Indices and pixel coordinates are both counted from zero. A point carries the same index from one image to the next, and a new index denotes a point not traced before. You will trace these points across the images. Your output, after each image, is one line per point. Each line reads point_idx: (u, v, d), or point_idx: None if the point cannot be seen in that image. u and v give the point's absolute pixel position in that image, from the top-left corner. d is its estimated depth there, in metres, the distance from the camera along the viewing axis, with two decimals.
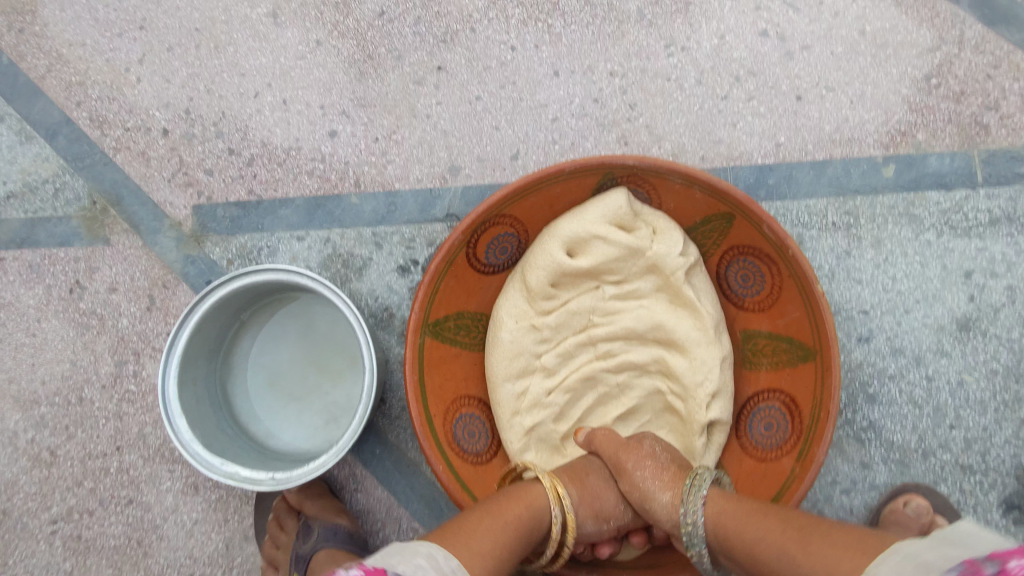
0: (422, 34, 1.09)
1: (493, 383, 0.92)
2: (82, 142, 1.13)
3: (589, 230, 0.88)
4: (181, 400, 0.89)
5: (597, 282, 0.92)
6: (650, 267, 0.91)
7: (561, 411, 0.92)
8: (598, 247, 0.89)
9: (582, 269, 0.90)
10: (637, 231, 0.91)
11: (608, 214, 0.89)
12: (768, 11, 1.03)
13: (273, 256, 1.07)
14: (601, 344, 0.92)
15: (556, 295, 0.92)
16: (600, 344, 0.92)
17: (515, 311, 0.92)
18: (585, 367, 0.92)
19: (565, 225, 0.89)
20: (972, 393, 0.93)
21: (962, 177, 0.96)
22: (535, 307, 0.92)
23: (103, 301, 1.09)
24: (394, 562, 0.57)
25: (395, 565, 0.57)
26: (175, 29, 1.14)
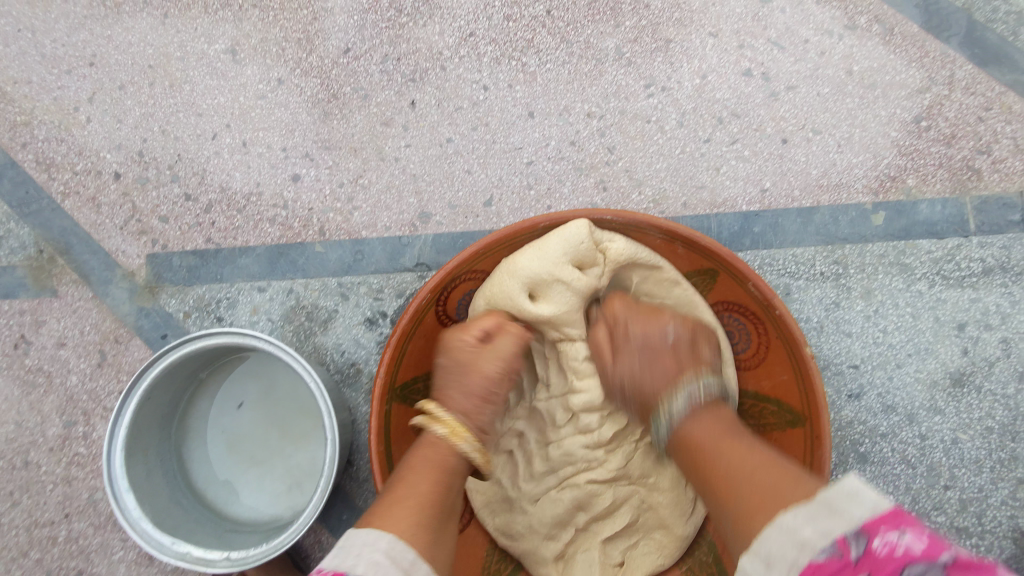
0: (390, 73, 1.04)
1: None
2: (28, 186, 1.06)
3: (551, 270, 0.81)
4: (129, 474, 0.82)
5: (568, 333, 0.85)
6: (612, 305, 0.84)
7: (536, 478, 0.84)
8: (558, 289, 0.82)
9: (542, 317, 0.83)
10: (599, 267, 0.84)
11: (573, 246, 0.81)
12: (752, 49, 0.99)
13: (232, 308, 1.01)
14: (581, 416, 0.83)
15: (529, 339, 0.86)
16: (582, 415, 0.83)
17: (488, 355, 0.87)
18: (566, 440, 0.83)
19: (524, 263, 0.82)
20: (967, 452, 0.89)
21: (953, 225, 0.93)
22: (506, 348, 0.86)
23: (51, 357, 1.02)
24: (342, 560, 0.57)
25: (354, 566, 0.55)
26: (127, 66, 1.08)
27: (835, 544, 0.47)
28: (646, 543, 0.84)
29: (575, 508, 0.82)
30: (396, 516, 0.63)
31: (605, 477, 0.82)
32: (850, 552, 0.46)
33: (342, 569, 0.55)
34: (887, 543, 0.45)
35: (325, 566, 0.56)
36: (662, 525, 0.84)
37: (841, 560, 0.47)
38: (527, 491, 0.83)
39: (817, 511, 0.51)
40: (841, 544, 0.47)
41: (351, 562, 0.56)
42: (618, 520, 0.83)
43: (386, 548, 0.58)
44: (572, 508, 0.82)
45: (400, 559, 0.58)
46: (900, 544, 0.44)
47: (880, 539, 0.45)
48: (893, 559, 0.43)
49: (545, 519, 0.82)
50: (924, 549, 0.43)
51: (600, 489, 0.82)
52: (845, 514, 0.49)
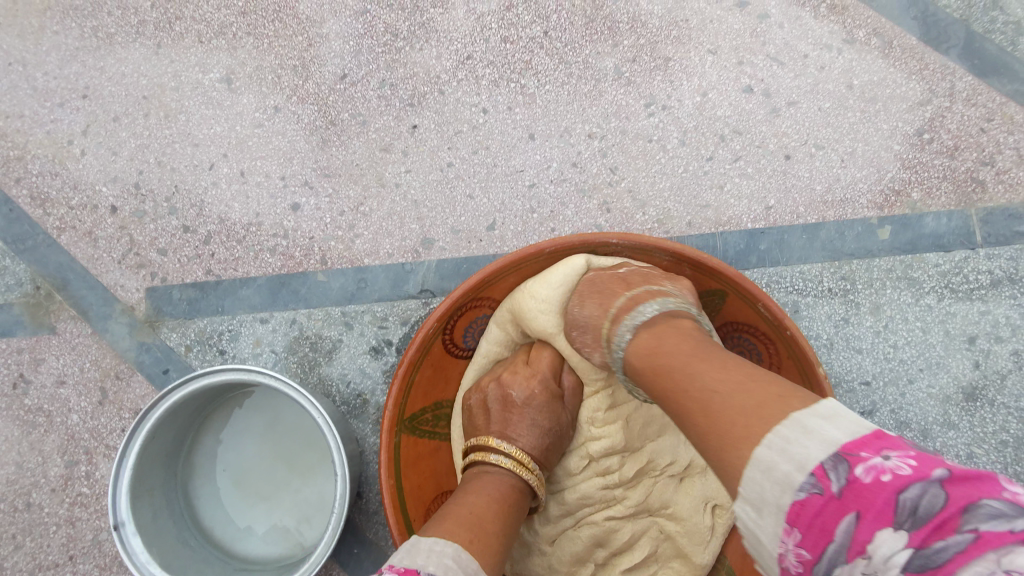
0: (387, 98, 1.03)
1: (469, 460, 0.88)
2: (23, 222, 1.05)
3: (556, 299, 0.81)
4: (135, 517, 0.80)
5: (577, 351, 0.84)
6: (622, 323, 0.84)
7: (552, 520, 0.82)
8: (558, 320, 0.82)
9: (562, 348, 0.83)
10: None
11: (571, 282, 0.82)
12: (751, 66, 0.99)
13: (234, 341, 0.99)
14: (600, 460, 0.81)
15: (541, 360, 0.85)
16: (600, 460, 0.81)
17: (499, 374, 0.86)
18: (582, 484, 0.81)
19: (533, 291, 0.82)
20: (983, 467, 0.88)
21: (959, 238, 0.92)
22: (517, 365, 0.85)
23: (50, 396, 1.01)
24: (418, 560, 0.53)
25: (425, 565, 0.52)
26: (121, 97, 1.06)
27: (815, 477, 0.41)
28: (665, 572, 0.83)
29: (594, 545, 0.81)
30: (459, 526, 0.60)
31: (623, 514, 0.81)
32: (831, 485, 0.40)
33: (414, 567, 0.51)
34: (871, 469, 0.39)
35: (398, 561, 0.52)
36: (681, 554, 0.82)
37: (824, 495, 0.40)
38: (545, 534, 0.82)
39: (782, 436, 0.43)
40: (822, 477, 0.41)
41: (423, 562, 0.52)
42: (638, 554, 0.82)
43: (453, 549, 0.55)
44: (591, 546, 0.81)
45: (467, 567, 0.55)
46: (887, 468, 0.39)
47: (864, 465, 0.40)
48: (886, 491, 0.38)
49: (565, 558, 0.81)
50: (915, 469, 0.38)
51: (618, 524, 0.81)
52: (827, 433, 0.42)
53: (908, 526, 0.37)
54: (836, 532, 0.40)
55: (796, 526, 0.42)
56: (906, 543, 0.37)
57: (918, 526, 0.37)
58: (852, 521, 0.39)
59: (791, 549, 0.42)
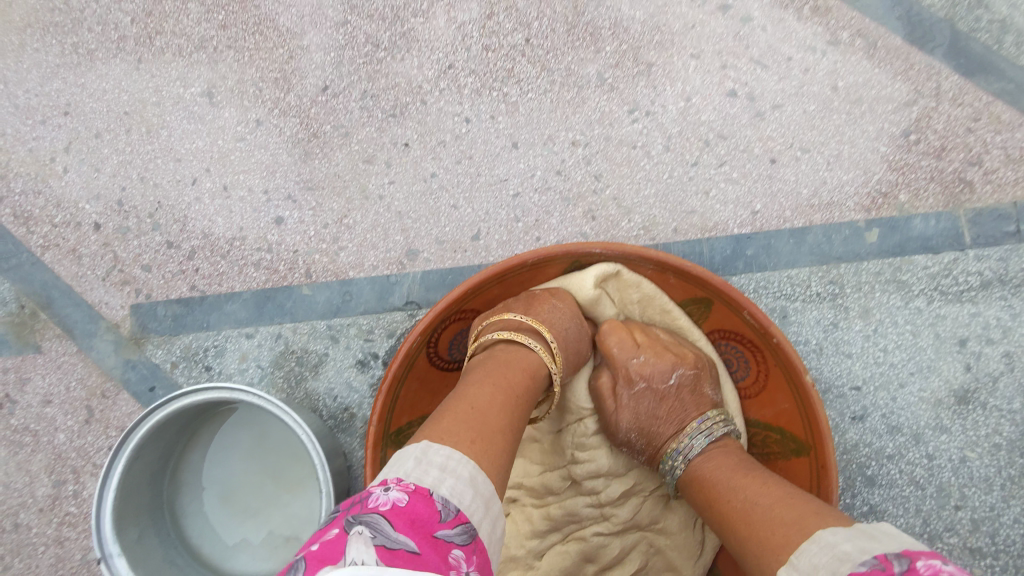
0: (369, 109, 1.02)
1: None
2: (7, 241, 1.04)
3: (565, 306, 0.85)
4: (121, 538, 0.80)
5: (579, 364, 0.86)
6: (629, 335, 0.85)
7: (538, 536, 0.82)
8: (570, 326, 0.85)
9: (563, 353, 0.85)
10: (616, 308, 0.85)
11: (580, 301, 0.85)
12: (735, 69, 0.98)
13: (220, 357, 0.99)
14: (585, 481, 0.81)
15: None
16: (585, 481, 0.81)
17: None
18: (567, 503, 0.81)
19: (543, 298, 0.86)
20: (976, 470, 0.87)
21: (948, 239, 0.91)
22: None
23: (37, 415, 1.00)
24: (430, 476, 0.49)
25: (436, 487, 0.49)
26: (103, 113, 1.06)
27: (878, 560, 0.44)
28: None
29: (581, 561, 0.81)
30: (464, 427, 0.56)
31: (610, 531, 0.80)
32: (893, 567, 0.43)
33: (425, 486, 0.48)
34: (931, 566, 0.42)
35: (407, 475, 0.49)
36: (671, 568, 0.81)
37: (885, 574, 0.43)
38: (532, 549, 0.81)
39: (851, 535, 0.48)
40: (884, 561, 0.44)
41: (435, 478, 0.49)
42: (627, 568, 0.81)
43: (464, 464, 0.52)
44: (579, 560, 0.80)
45: (481, 490, 0.51)
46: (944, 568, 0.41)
47: (925, 562, 0.42)
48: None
49: (553, 574, 0.80)
50: None
51: (606, 540, 0.80)
52: (887, 541, 0.46)
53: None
54: None
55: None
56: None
57: None
58: None
59: None
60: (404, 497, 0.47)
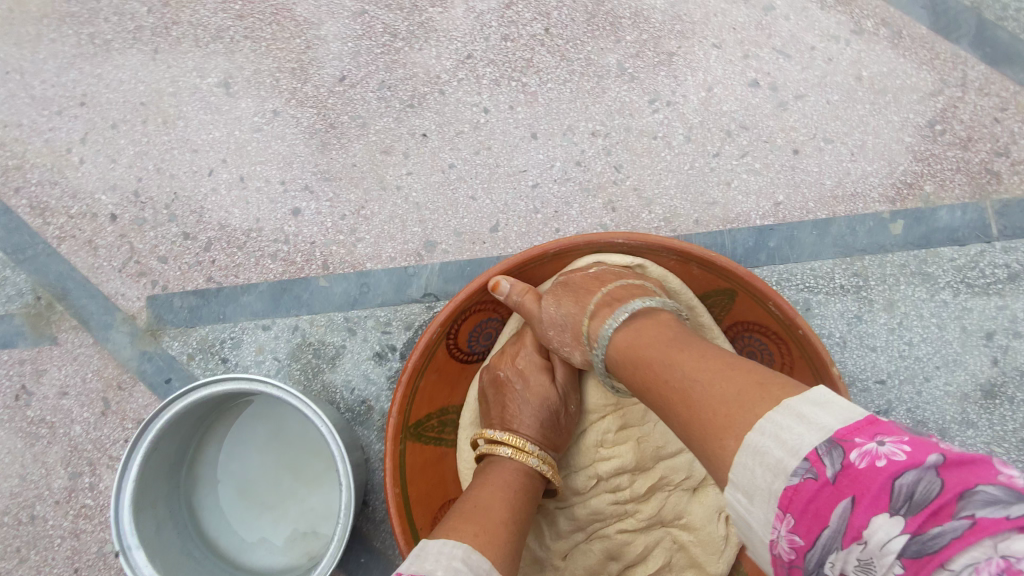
0: (387, 99, 1.01)
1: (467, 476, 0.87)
2: (23, 232, 1.04)
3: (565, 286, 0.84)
4: (139, 530, 0.79)
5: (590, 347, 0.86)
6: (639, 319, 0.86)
7: (563, 535, 0.80)
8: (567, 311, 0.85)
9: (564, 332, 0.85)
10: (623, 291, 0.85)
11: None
12: (757, 59, 0.97)
13: (236, 349, 0.98)
14: (610, 478, 0.80)
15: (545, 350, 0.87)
16: (610, 478, 0.80)
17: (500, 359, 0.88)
18: (592, 501, 0.80)
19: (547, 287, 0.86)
20: (1004, 465, 0.86)
21: (975, 231, 0.90)
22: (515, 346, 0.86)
23: (53, 406, 1.00)
24: (428, 566, 0.54)
25: (431, 572, 0.53)
26: (119, 104, 1.05)
27: (809, 463, 0.41)
28: None
29: (606, 558, 0.80)
30: (467, 524, 0.60)
31: (636, 527, 0.80)
32: (825, 471, 0.40)
33: (421, 574, 0.53)
34: (865, 454, 0.39)
35: (406, 569, 0.53)
36: (695, 564, 0.81)
37: (818, 481, 0.40)
38: (557, 549, 0.80)
39: (778, 421, 0.44)
40: (816, 463, 0.40)
41: (431, 567, 0.53)
42: (652, 564, 0.80)
43: (462, 551, 0.56)
44: (603, 559, 0.80)
45: (476, 566, 0.55)
46: (880, 455, 0.38)
47: (858, 451, 0.39)
48: (883, 476, 0.38)
49: (579, 572, 0.80)
50: (909, 456, 0.38)
51: (631, 537, 0.80)
52: (814, 419, 0.42)
53: (904, 513, 0.36)
54: (829, 519, 0.39)
55: (790, 511, 0.41)
56: (902, 529, 0.36)
57: (914, 511, 0.36)
58: (845, 507, 0.38)
59: (783, 536, 0.42)
60: None
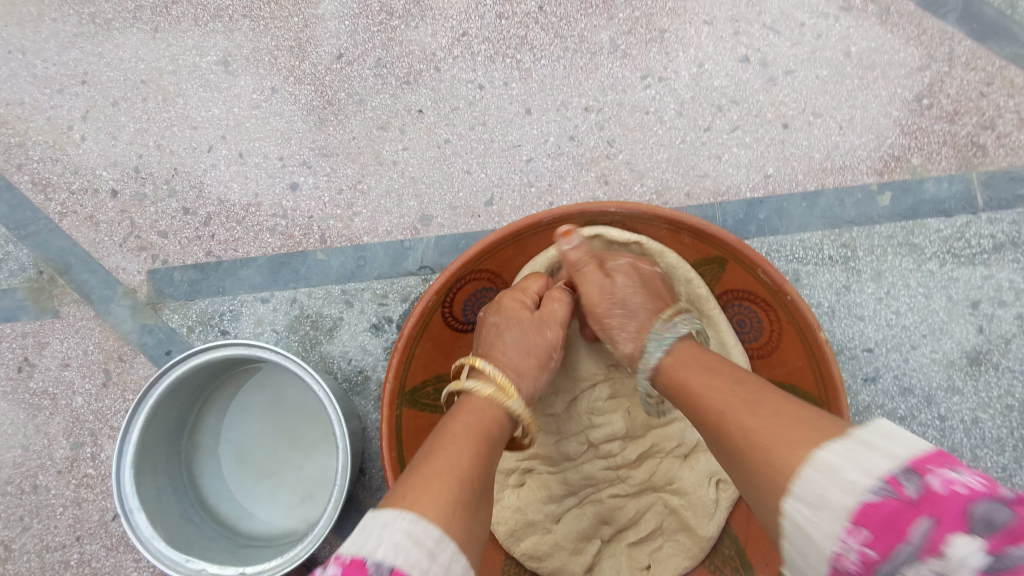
0: (384, 76, 1.03)
1: None
2: (25, 208, 1.05)
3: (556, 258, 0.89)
4: (140, 493, 0.81)
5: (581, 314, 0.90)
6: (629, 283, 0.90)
7: (555, 499, 0.82)
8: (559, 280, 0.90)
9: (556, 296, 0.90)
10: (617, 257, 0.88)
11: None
12: (747, 35, 0.98)
13: (235, 321, 1.00)
14: (601, 445, 0.82)
15: None
16: (601, 444, 0.82)
17: None
18: (584, 467, 0.82)
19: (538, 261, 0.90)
20: (989, 431, 0.87)
21: (961, 203, 0.91)
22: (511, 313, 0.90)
23: (55, 378, 1.01)
24: (371, 543, 0.45)
25: (373, 550, 0.44)
26: (120, 82, 1.07)
27: (888, 483, 0.40)
28: (672, 545, 0.81)
29: (598, 522, 0.81)
30: (421, 488, 0.51)
31: (627, 491, 0.81)
32: (907, 492, 0.39)
33: (359, 555, 0.44)
34: (943, 478, 0.38)
35: (344, 551, 0.44)
36: (686, 528, 0.81)
37: (899, 501, 0.39)
38: (549, 513, 0.81)
39: (842, 457, 0.43)
40: (894, 483, 0.40)
41: (370, 547, 0.44)
42: (644, 527, 0.82)
43: (410, 523, 0.47)
44: (596, 523, 0.81)
45: (425, 541, 0.46)
46: (961, 481, 0.38)
47: (935, 475, 0.39)
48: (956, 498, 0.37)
49: (571, 536, 0.80)
50: (987, 486, 0.37)
51: (623, 501, 0.82)
52: (887, 449, 0.42)
53: (981, 534, 0.36)
54: (910, 534, 0.38)
55: (865, 526, 0.40)
56: (981, 546, 0.35)
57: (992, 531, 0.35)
58: (926, 524, 0.37)
59: (853, 549, 0.40)
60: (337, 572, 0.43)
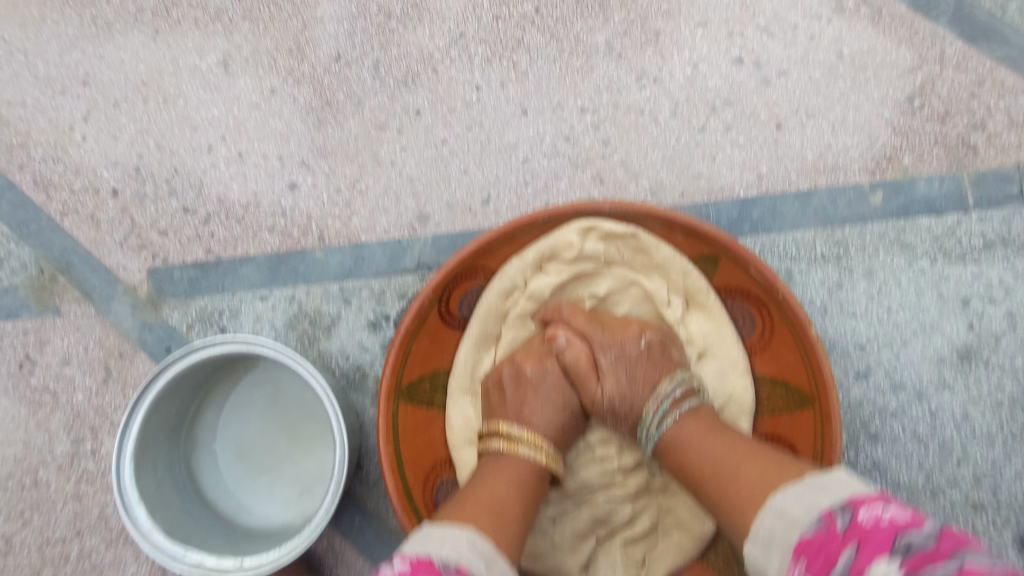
0: (382, 77, 1.04)
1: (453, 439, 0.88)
2: (27, 207, 1.07)
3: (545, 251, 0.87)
4: (139, 487, 0.82)
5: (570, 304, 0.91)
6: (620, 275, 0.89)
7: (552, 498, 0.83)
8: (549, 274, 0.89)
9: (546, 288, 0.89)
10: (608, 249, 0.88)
11: (566, 256, 0.87)
12: (741, 37, 0.99)
13: (235, 319, 1.01)
14: (596, 448, 0.85)
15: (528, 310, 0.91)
16: (597, 446, 0.85)
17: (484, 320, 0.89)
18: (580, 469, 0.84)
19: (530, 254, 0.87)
20: (978, 427, 0.89)
21: (952, 202, 0.93)
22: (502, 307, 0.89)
23: (56, 375, 1.02)
24: (436, 545, 0.57)
25: (438, 552, 0.56)
26: (120, 83, 1.08)
27: (824, 519, 0.50)
28: (666, 543, 0.82)
29: (594, 522, 0.82)
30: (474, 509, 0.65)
31: (623, 493, 0.83)
32: (839, 525, 0.49)
33: (425, 556, 0.55)
34: (872, 516, 0.48)
35: (411, 551, 0.55)
36: (681, 524, 0.82)
37: (833, 531, 0.49)
38: (546, 511, 0.83)
39: (800, 493, 0.55)
40: (828, 515, 0.50)
41: (435, 549, 0.56)
42: (638, 526, 0.82)
43: (467, 538, 0.58)
44: (591, 522, 0.82)
45: (482, 552, 0.58)
46: (885, 516, 0.47)
47: (866, 513, 0.48)
48: (882, 528, 0.46)
49: (567, 534, 0.82)
50: (908, 520, 0.46)
51: (618, 503, 0.83)
52: (835, 493, 0.53)
53: (898, 556, 0.43)
54: (838, 561, 0.46)
55: (803, 556, 0.50)
56: (898, 565, 0.43)
57: (911, 555, 0.43)
58: (850, 551, 0.46)
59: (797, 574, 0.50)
60: (407, 566, 0.53)
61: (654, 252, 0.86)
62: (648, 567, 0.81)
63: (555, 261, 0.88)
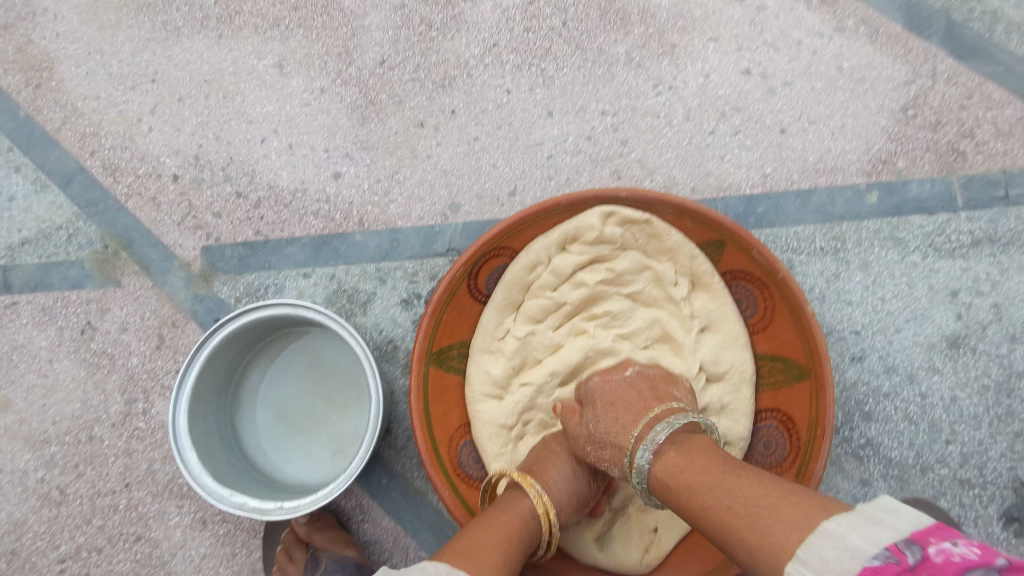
0: (421, 80, 1.14)
1: (472, 401, 0.96)
2: (96, 189, 1.17)
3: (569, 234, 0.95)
4: (191, 433, 0.90)
5: (588, 288, 0.95)
6: (637, 258, 0.96)
7: None
8: (570, 256, 0.96)
9: (567, 269, 0.95)
10: (626, 233, 0.95)
11: (586, 238, 0.94)
12: (750, 51, 1.09)
13: (280, 294, 1.10)
14: None
15: (550, 289, 0.96)
16: None
17: (509, 294, 0.96)
18: None
19: (554, 235, 0.95)
20: (966, 408, 0.95)
21: (942, 202, 1.01)
22: (524, 282, 0.96)
23: (114, 341, 1.12)
24: None
25: None
26: (185, 81, 1.19)
27: (890, 552, 0.44)
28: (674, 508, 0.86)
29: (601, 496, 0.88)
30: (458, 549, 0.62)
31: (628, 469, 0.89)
32: (907, 558, 0.43)
33: None
34: (942, 551, 0.42)
35: None
36: None
37: (899, 566, 0.42)
38: None
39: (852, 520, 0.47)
40: (896, 552, 0.43)
41: None
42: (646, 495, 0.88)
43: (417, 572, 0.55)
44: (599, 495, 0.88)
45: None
46: (955, 552, 0.41)
47: (935, 546, 0.42)
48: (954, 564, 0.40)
49: None
50: (981, 555, 0.40)
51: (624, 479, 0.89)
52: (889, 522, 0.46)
53: None
54: None
55: None
56: None
57: None
58: None
59: None
60: None
61: (665, 237, 0.94)
62: (660, 532, 0.85)
63: (577, 243, 0.95)
